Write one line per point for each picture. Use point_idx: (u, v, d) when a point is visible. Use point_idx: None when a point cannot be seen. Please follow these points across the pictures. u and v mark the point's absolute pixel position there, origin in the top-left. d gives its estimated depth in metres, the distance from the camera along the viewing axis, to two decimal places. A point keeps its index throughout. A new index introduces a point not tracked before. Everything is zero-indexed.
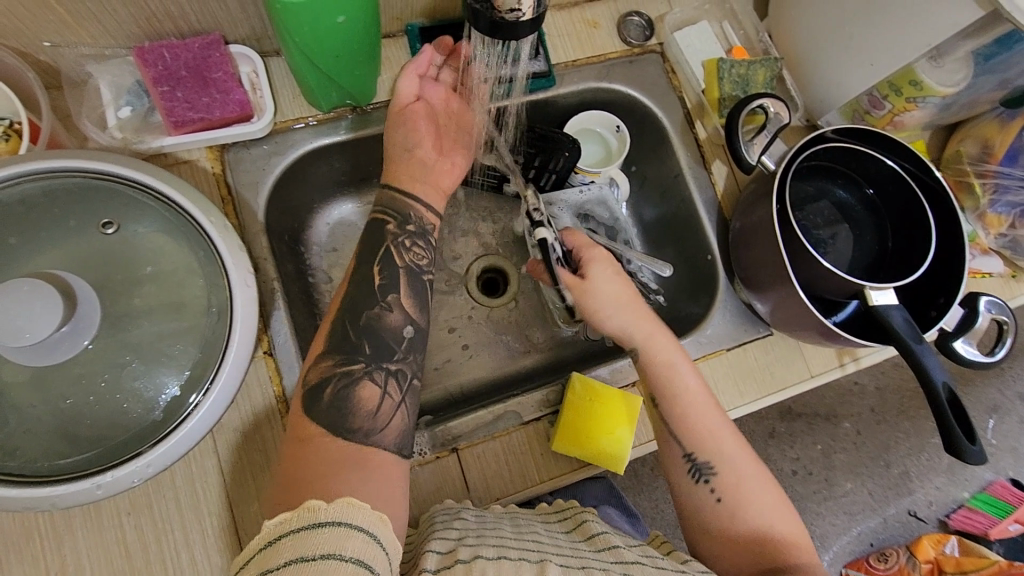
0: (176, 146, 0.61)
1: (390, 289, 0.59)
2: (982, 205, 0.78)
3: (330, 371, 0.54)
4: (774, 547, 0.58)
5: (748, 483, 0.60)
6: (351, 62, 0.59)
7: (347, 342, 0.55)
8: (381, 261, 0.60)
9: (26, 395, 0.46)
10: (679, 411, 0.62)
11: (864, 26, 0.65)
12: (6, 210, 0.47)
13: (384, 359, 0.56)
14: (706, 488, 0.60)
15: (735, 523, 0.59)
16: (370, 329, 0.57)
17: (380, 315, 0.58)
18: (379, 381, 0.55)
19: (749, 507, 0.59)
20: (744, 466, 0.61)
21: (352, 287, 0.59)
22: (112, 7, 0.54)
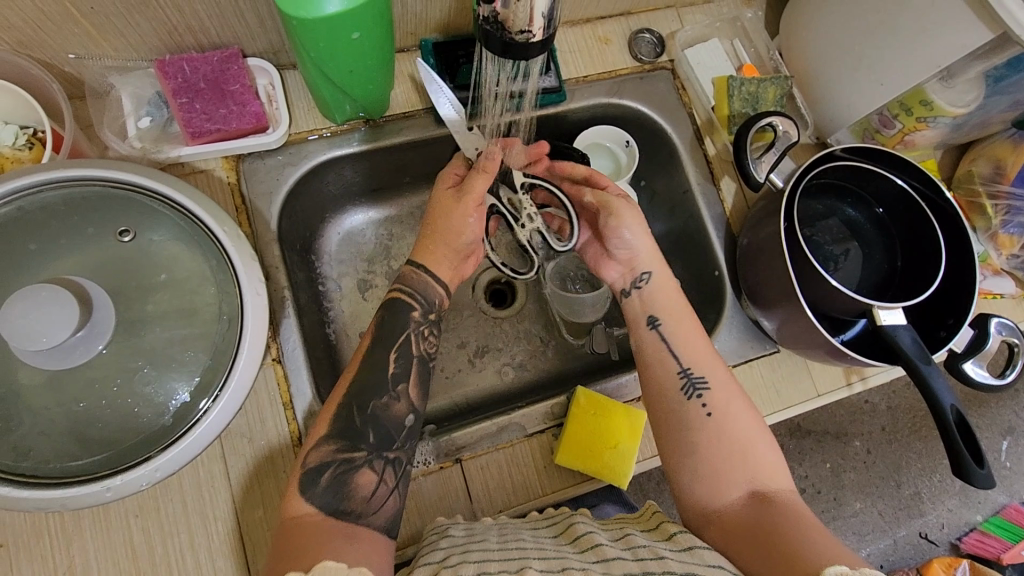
0: (193, 156, 0.63)
1: (401, 378, 0.59)
2: (993, 225, 0.78)
3: (330, 456, 0.53)
4: (752, 470, 0.58)
5: (736, 412, 0.60)
6: (366, 77, 0.60)
7: (351, 428, 0.55)
8: (397, 352, 0.59)
9: (41, 398, 0.47)
10: (682, 330, 0.64)
11: (875, 46, 0.65)
12: (28, 217, 0.49)
13: (386, 448, 0.55)
14: (698, 403, 0.60)
15: (722, 439, 0.58)
16: (376, 417, 0.56)
17: (388, 405, 0.57)
18: (377, 471, 0.54)
19: (732, 428, 0.59)
20: (733, 392, 0.61)
21: (362, 369, 0.58)
22: (135, 20, 0.55)
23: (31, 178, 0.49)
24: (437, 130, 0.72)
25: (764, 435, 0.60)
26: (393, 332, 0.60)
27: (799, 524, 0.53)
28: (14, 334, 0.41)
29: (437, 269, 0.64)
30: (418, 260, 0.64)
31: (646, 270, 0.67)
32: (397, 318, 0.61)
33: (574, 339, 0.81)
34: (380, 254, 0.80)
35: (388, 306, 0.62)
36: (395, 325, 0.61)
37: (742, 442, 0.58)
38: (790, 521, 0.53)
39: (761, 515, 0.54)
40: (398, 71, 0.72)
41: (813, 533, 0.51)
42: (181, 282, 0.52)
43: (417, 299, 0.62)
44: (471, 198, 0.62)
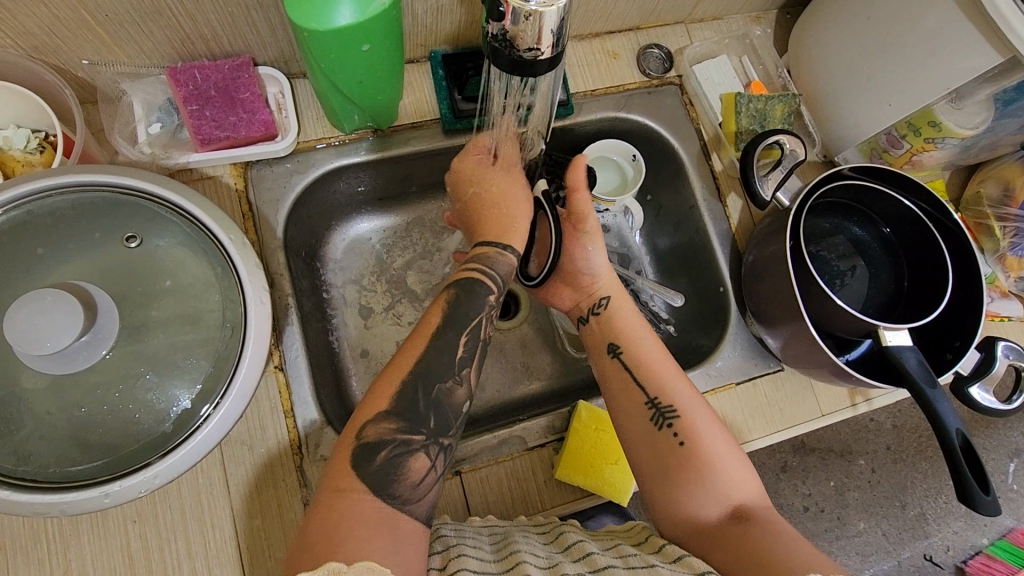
0: (202, 162, 0.63)
1: (466, 361, 0.57)
2: (1002, 247, 0.77)
3: (390, 435, 0.51)
4: (729, 490, 0.56)
5: (710, 433, 0.58)
6: (375, 88, 0.61)
7: (414, 409, 0.53)
8: (467, 334, 0.58)
9: (42, 402, 0.47)
10: (639, 354, 0.63)
11: (883, 67, 0.65)
12: (36, 222, 0.49)
13: (442, 434, 0.53)
14: (669, 432, 0.58)
15: (695, 464, 0.56)
16: (439, 402, 0.54)
17: (451, 391, 0.55)
18: (431, 456, 0.52)
19: (709, 452, 0.57)
20: (702, 411, 0.60)
21: (428, 352, 0.56)
22: (148, 28, 0.56)
23: (39, 184, 0.49)
24: (444, 141, 0.72)
25: (736, 453, 0.58)
26: (469, 313, 0.58)
27: (785, 539, 0.51)
28: (19, 337, 0.41)
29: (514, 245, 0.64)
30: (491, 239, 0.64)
31: (603, 296, 0.67)
32: (474, 299, 0.59)
33: (575, 352, 0.80)
34: (385, 262, 0.80)
35: (462, 285, 0.60)
36: (469, 304, 0.59)
37: (715, 464, 0.57)
38: (773, 537, 0.52)
39: (742, 535, 0.53)
40: (407, 82, 0.72)
41: (799, 548, 0.50)
42: (186, 288, 0.52)
43: (494, 279, 0.62)
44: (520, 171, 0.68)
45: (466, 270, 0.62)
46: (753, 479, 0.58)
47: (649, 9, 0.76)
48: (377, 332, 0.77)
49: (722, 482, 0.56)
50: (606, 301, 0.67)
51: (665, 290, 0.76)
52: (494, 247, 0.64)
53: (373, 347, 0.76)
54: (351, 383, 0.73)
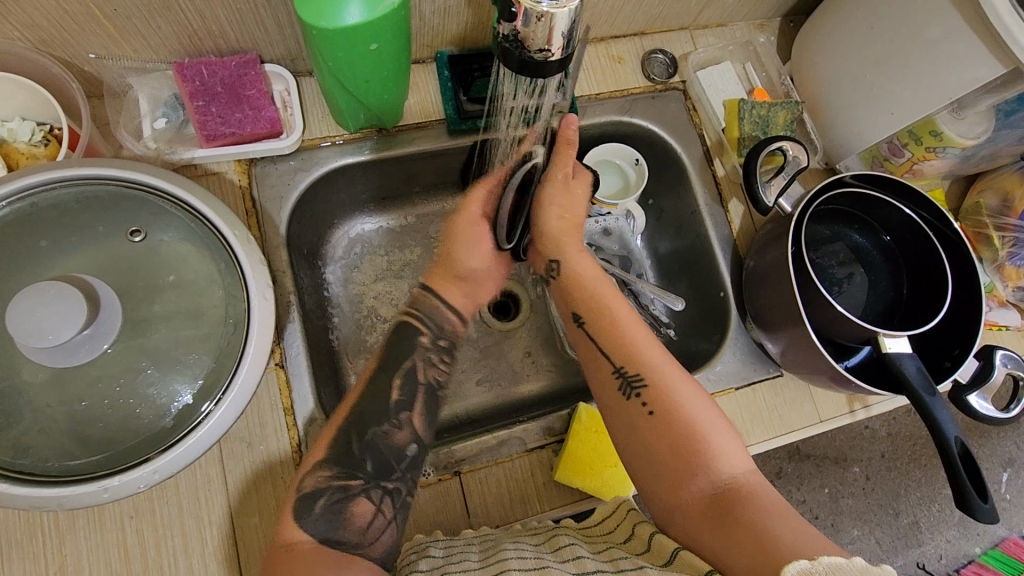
0: (206, 158, 0.63)
1: (404, 405, 0.61)
2: (1000, 256, 0.78)
3: (326, 483, 0.55)
4: (708, 458, 0.56)
5: (683, 400, 0.59)
6: (382, 86, 0.61)
7: (348, 456, 0.56)
8: (400, 377, 0.62)
9: (43, 395, 0.47)
10: (607, 325, 0.64)
11: (886, 76, 0.66)
12: (41, 214, 0.49)
13: (383, 477, 0.57)
14: (638, 402, 0.60)
15: (668, 433, 0.57)
16: (376, 446, 0.58)
17: (387, 433, 0.59)
18: (375, 500, 0.56)
19: (682, 419, 0.58)
20: (675, 378, 0.60)
21: (365, 397, 0.60)
22: (157, 23, 0.56)
23: (44, 176, 0.49)
24: (448, 142, 0.72)
25: (717, 420, 0.58)
26: (399, 356, 0.63)
27: (765, 509, 0.51)
28: (23, 328, 0.41)
29: (445, 293, 0.69)
30: (428, 286, 0.69)
31: (554, 258, 0.68)
32: (407, 342, 0.64)
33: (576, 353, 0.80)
34: (387, 261, 0.80)
35: (398, 328, 0.65)
36: (401, 347, 0.64)
37: (692, 433, 0.57)
38: (753, 506, 0.52)
39: (724, 504, 0.53)
40: (413, 82, 0.73)
41: (776, 517, 0.50)
42: (190, 283, 0.52)
43: (426, 323, 0.66)
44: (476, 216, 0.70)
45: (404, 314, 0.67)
46: (737, 445, 0.57)
47: (655, 14, 0.76)
48: (377, 332, 0.77)
49: (700, 451, 0.56)
50: (558, 264, 0.68)
51: (666, 294, 0.75)
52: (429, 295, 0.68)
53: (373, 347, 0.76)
54: (350, 382, 0.73)
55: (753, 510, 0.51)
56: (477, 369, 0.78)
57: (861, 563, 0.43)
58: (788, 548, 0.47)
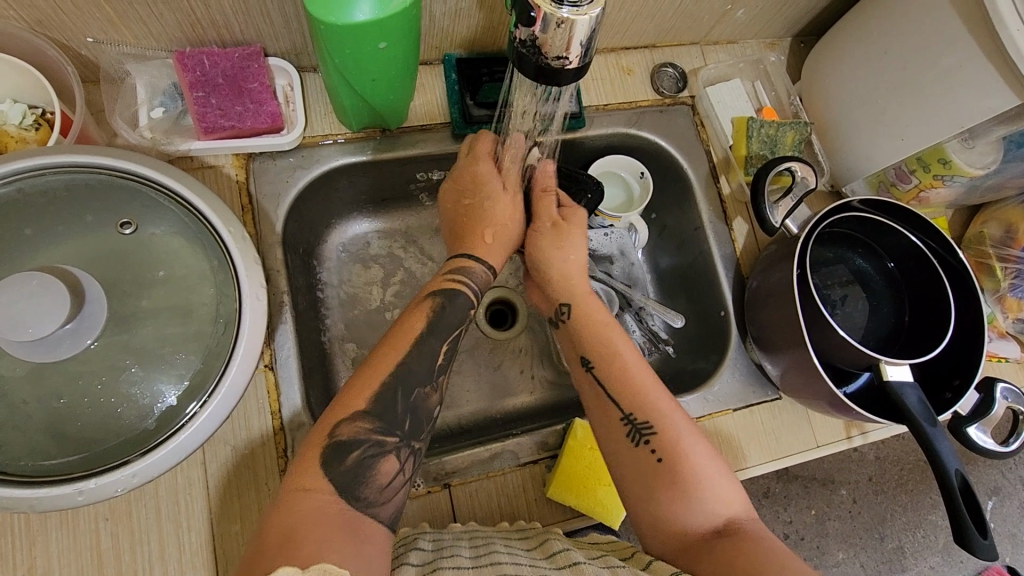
0: (204, 150, 0.61)
1: (443, 369, 0.59)
2: (1002, 287, 0.77)
3: (365, 435, 0.52)
4: (715, 506, 0.55)
5: (689, 446, 0.57)
6: (388, 86, 0.59)
7: (391, 413, 0.54)
8: (448, 343, 0.60)
9: (17, 391, 0.44)
10: (616, 366, 0.62)
11: (899, 102, 0.65)
12: (27, 202, 0.47)
13: (414, 437, 0.55)
14: (647, 449, 0.57)
15: (676, 480, 0.55)
16: (415, 406, 0.56)
17: (427, 396, 0.57)
18: (401, 459, 0.54)
19: (687, 467, 0.56)
20: (683, 424, 0.59)
21: (412, 357, 0.57)
22: (159, 10, 0.54)
23: (30, 162, 0.47)
24: (452, 146, 0.71)
25: (719, 464, 0.57)
26: (448, 324, 0.61)
27: (775, 549, 0.51)
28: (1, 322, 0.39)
29: (491, 261, 0.66)
30: (470, 252, 0.66)
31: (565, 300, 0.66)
32: (454, 307, 0.62)
33: None
34: (383, 264, 0.78)
35: (443, 294, 0.62)
36: (451, 313, 0.61)
37: (700, 474, 0.56)
38: (763, 549, 0.51)
39: (735, 549, 0.52)
40: (419, 84, 0.71)
41: (790, 556, 0.50)
42: (179, 280, 0.50)
43: (473, 289, 0.64)
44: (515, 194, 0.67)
45: (446, 280, 0.64)
46: (738, 492, 0.57)
47: (668, 27, 0.76)
48: (369, 335, 0.75)
49: (706, 496, 0.55)
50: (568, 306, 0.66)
51: (666, 311, 0.76)
52: (476, 260, 0.65)
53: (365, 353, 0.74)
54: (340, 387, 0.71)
55: (764, 549, 0.51)
56: (470, 380, 0.76)
57: None
58: None
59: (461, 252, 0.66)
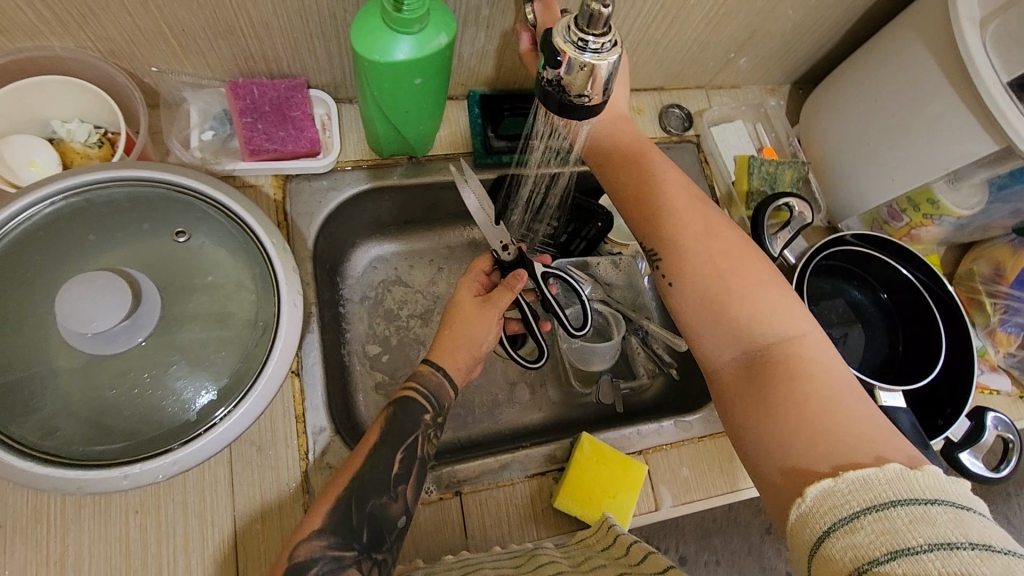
0: (247, 171, 0.66)
1: (402, 478, 0.55)
2: (992, 322, 0.81)
3: (320, 552, 0.49)
4: (752, 326, 0.54)
5: (720, 265, 0.56)
6: (418, 118, 0.65)
7: (347, 526, 0.51)
8: (403, 452, 0.56)
9: (73, 380, 0.48)
10: (624, 190, 0.62)
11: (889, 145, 0.70)
12: (95, 209, 0.52)
13: (375, 549, 0.52)
14: (659, 274, 0.59)
15: (692, 302, 0.56)
16: (374, 516, 0.52)
17: (386, 505, 0.53)
18: (364, 572, 0.50)
19: (710, 287, 0.56)
20: (707, 243, 0.57)
21: (366, 467, 0.54)
22: (218, 45, 0.60)
23: (101, 174, 0.53)
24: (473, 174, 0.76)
25: (761, 280, 0.55)
26: (405, 430, 0.56)
27: (816, 390, 0.49)
28: (70, 315, 0.44)
29: (446, 365, 0.61)
30: (428, 357, 0.61)
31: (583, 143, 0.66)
32: (408, 416, 0.57)
33: (580, 386, 0.82)
34: (402, 282, 0.83)
35: (396, 404, 0.58)
36: (404, 423, 0.57)
37: (732, 296, 0.55)
38: (800, 375, 0.50)
39: (766, 373, 0.51)
40: (445, 116, 0.77)
41: (829, 410, 0.48)
42: (223, 285, 0.54)
43: (429, 398, 0.59)
44: (490, 311, 0.64)
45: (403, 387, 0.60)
46: (798, 314, 0.54)
47: (676, 71, 0.82)
48: (387, 349, 0.79)
49: (741, 320, 0.54)
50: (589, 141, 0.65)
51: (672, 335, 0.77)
52: (431, 363, 0.61)
53: (383, 367, 0.77)
54: (358, 397, 0.74)
55: (801, 389, 0.49)
56: (481, 396, 0.80)
57: (891, 471, 0.42)
58: (842, 437, 0.46)
59: (425, 359, 0.61)
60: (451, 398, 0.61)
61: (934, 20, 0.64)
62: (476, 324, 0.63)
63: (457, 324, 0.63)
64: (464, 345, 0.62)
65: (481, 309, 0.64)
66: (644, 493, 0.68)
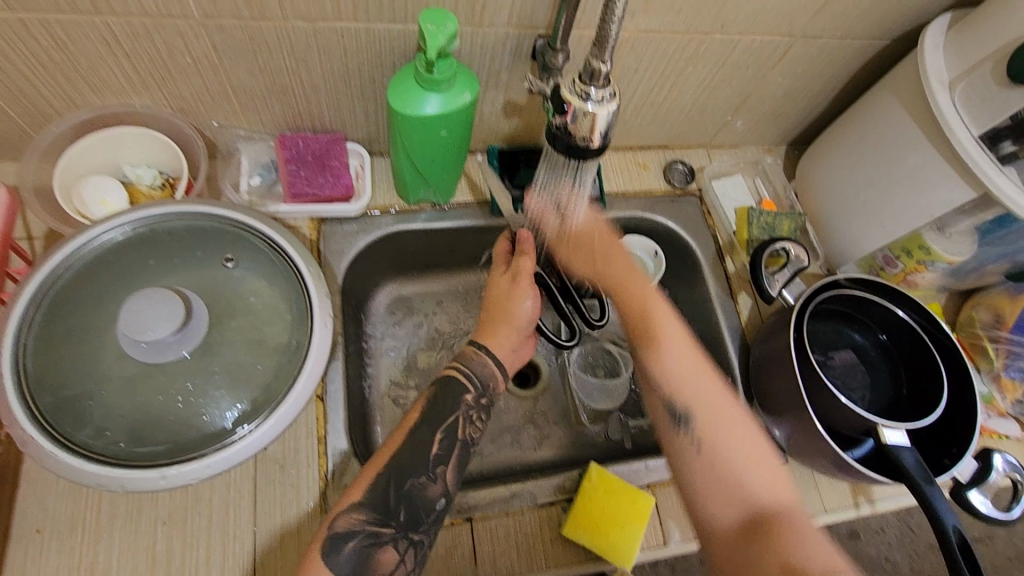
0: (288, 213, 0.74)
1: (442, 459, 0.60)
2: (996, 367, 0.82)
3: (359, 527, 0.54)
4: (748, 497, 0.62)
5: (720, 416, 0.66)
6: (443, 167, 0.72)
7: (385, 505, 0.56)
8: (442, 433, 0.61)
9: (122, 388, 0.53)
10: (630, 316, 0.73)
11: (877, 196, 0.75)
12: (159, 238, 0.60)
13: (413, 529, 0.56)
14: (684, 434, 0.65)
15: (705, 489, 0.63)
16: (410, 495, 0.57)
17: (424, 485, 0.58)
18: (400, 551, 0.55)
19: (718, 467, 0.64)
20: (706, 383, 0.68)
21: (405, 447, 0.59)
22: (272, 103, 0.69)
23: (165, 210, 0.61)
24: (490, 221, 0.83)
25: (745, 433, 0.66)
26: (442, 413, 0.62)
27: (803, 533, 0.59)
28: (132, 324, 0.50)
29: (490, 346, 0.68)
30: (477, 341, 0.68)
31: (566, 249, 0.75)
32: (449, 397, 0.63)
33: (590, 425, 0.84)
34: (422, 318, 0.88)
35: (441, 383, 0.64)
36: (446, 403, 0.62)
37: (727, 467, 0.63)
38: (792, 532, 0.59)
39: (761, 536, 0.59)
40: (467, 169, 0.85)
41: (809, 542, 0.58)
42: (261, 308, 0.60)
43: (473, 379, 0.65)
44: (523, 275, 0.70)
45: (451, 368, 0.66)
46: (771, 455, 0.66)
47: (677, 131, 0.90)
48: (405, 383, 0.83)
49: (740, 487, 0.62)
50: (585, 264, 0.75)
51: None
52: (474, 346, 0.68)
53: (401, 402, 0.81)
54: (376, 427, 0.78)
55: (792, 537, 0.59)
56: (494, 431, 0.82)
57: None
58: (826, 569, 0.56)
59: (470, 341, 0.68)
60: (497, 383, 0.67)
61: (906, 84, 0.71)
62: (507, 291, 0.70)
63: (496, 296, 0.71)
64: (501, 321, 0.69)
65: (512, 279, 0.71)
66: (652, 526, 0.69)
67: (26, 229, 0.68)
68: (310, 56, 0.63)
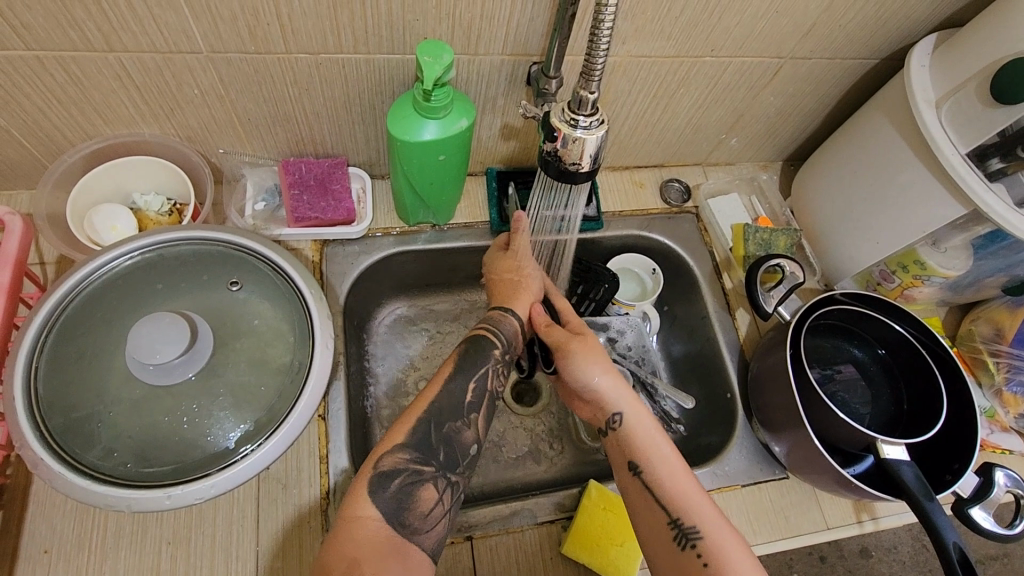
0: (291, 236, 0.76)
1: (474, 407, 0.63)
2: (997, 381, 0.82)
3: (403, 465, 0.57)
4: None
5: (717, 527, 0.58)
6: (442, 190, 0.74)
7: (426, 444, 0.59)
8: (475, 382, 0.64)
9: (129, 410, 0.55)
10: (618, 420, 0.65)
11: (870, 213, 0.76)
12: (167, 264, 0.62)
13: (450, 470, 0.59)
14: (694, 554, 0.57)
15: None
16: (449, 438, 0.60)
17: (460, 430, 0.61)
18: (439, 489, 0.58)
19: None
20: (692, 486, 0.61)
21: (443, 394, 0.62)
22: (276, 131, 0.72)
23: (172, 236, 0.63)
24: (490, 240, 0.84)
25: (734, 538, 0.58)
26: (474, 368, 0.65)
27: None
28: (141, 346, 0.52)
29: (517, 310, 0.71)
30: (500, 305, 0.71)
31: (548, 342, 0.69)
32: (481, 352, 0.66)
33: (590, 442, 0.85)
34: (423, 337, 0.89)
35: (470, 342, 0.67)
36: (477, 357, 0.66)
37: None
38: None
39: None
40: (466, 191, 0.87)
41: None
42: (264, 330, 0.61)
43: (501, 338, 0.69)
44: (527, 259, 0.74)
45: (479, 329, 0.69)
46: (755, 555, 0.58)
47: (672, 150, 0.91)
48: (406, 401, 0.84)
49: None
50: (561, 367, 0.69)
51: (678, 393, 0.78)
52: (501, 310, 0.71)
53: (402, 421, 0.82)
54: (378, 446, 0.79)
55: None
56: (495, 449, 0.83)
57: None
58: None
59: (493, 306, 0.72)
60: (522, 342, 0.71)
61: (895, 102, 0.73)
62: (518, 273, 0.73)
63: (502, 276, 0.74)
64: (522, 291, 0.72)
65: (516, 258, 0.74)
66: None
67: (39, 255, 0.70)
68: (312, 86, 0.65)
